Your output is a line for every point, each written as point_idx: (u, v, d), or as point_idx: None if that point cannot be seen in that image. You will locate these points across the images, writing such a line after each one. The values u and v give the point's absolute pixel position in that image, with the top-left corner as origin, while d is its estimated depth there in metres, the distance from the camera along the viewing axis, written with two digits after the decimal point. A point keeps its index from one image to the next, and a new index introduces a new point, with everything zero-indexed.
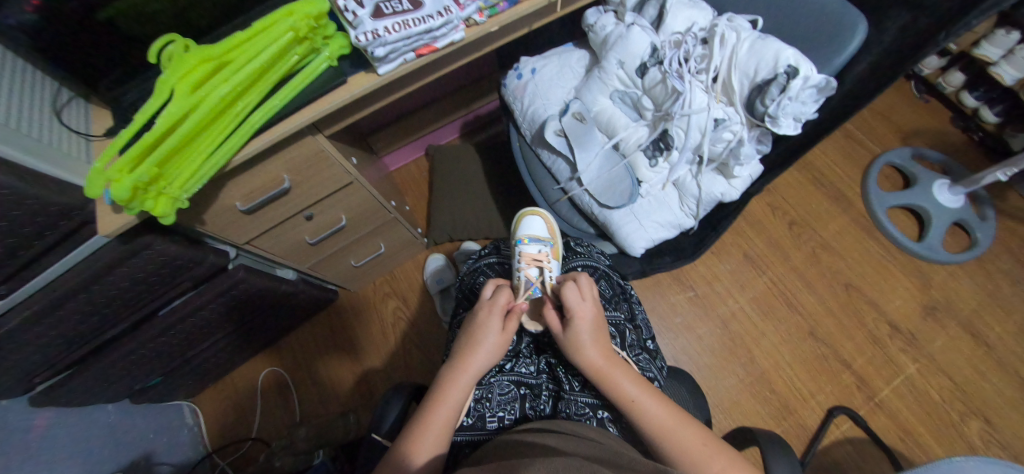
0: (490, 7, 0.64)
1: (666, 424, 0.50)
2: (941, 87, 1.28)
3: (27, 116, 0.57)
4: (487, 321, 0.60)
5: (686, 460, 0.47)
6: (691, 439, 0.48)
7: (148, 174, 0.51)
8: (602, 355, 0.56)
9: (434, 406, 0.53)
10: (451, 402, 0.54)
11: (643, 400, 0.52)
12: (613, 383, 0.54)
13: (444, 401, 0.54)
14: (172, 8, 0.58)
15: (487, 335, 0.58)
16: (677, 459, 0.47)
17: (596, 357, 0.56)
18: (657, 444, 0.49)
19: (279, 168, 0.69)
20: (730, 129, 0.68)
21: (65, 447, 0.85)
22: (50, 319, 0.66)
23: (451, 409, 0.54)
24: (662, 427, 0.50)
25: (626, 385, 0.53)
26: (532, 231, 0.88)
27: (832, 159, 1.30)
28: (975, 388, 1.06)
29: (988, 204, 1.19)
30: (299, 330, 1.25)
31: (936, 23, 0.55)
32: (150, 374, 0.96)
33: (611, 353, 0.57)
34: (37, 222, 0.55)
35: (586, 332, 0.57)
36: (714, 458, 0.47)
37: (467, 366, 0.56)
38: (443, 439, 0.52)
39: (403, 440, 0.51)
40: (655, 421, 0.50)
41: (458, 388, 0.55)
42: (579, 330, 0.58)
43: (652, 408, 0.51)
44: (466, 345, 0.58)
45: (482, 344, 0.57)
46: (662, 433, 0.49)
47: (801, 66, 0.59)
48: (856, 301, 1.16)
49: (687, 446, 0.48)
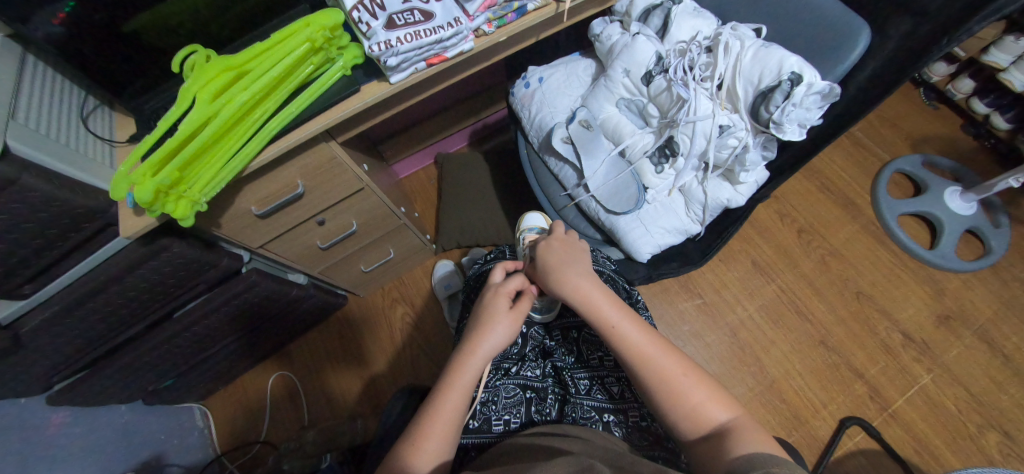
0: (498, 18, 0.66)
1: (647, 351, 0.51)
2: (951, 94, 1.27)
3: (57, 123, 0.60)
4: (499, 308, 0.57)
5: (664, 388, 0.48)
6: (670, 366, 0.49)
7: (170, 178, 0.53)
8: (585, 283, 0.57)
9: (444, 393, 0.52)
10: (460, 389, 0.52)
11: (623, 327, 0.52)
12: (596, 310, 0.54)
13: (455, 388, 0.52)
14: (193, 20, 0.61)
15: (497, 321, 0.56)
16: (655, 387, 0.48)
17: (579, 284, 0.57)
18: (636, 370, 0.50)
19: (294, 174, 0.72)
20: (736, 135, 0.68)
21: (79, 445, 0.87)
22: (70, 318, 0.68)
23: (461, 396, 0.52)
24: (641, 354, 0.50)
25: (608, 311, 0.54)
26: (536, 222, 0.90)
27: (841, 167, 1.30)
28: (992, 400, 1.04)
29: (1002, 211, 1.18)
30: (309, 335, 1.27)
31: (938, 29, 0.56)
32: (164, 375, 0.98)
33: (596, 282, 0.58)
34: (61, 224, 0.58)
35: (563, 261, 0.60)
36: (693, 387, 0.48)
37: (477, 351, 0.54)
38: (451, 429, 0.50)
39: (411, 428, 0.51)
40: (635, 349, 0.51)
41: (467, 374, 0.53)
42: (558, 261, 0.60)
43: (634, 334, 0.52)
44: (477, 331, 0.56)
45: (493, 331, 0.55)
46: (640, 360, 0.50)
47: (805, 73, 0.59)
48: (868, 309, 1.15)
49: (666, 374, 0.49)
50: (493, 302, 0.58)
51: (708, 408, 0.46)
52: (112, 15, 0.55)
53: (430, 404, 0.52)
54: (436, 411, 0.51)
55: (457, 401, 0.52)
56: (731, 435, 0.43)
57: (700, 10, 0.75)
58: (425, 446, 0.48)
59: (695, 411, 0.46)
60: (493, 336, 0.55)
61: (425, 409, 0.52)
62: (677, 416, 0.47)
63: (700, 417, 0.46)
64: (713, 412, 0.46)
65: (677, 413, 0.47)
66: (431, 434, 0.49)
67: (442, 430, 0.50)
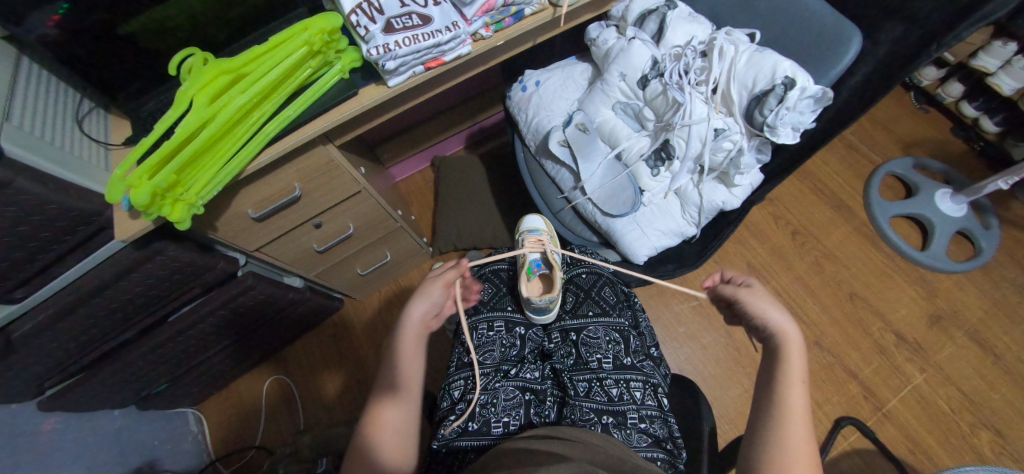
0: (496, 22, 0.66)
1: (798, 415, 0.45)
2: (940, 97, 1.29)
3: (50, 126, 0.60)
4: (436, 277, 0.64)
5: (778, 445, 0.44)
6: (802, 445, 0.44)
7: (166, 181, 0.53)
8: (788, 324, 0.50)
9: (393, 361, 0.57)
10: (409, 345, 0.57)
11: (792, 384, 0.47)
12: (782, 353, 0.49)
13: (404, 349, 0.57)
14: (189, 23, 0.61)
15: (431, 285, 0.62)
16: (770, 437, 0.45)
17: (789, 327, 0.50)
18: (766, 418, 0.46)
19: (291, 177, 0.71)
20: (730, 139, 0.69)
21: (71, 451, 0.86)
22: (63, 322, 0.68)
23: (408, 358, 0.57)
24: (787, 413, 0.45)
25: (792, 365, 0.48)
26: (535, 224, 0.95)
27: (833, 169, 1.31)
28: (984, 399, 1.05)
29: (991, 212, 1.20)
30: (305, 338, 1.26)
31: (926, 35, 0.57)
32: (157, 381, 0.97)
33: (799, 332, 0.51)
34: (54, 227, 0.57)
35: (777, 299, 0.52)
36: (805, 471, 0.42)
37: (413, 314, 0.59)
38: (409, 386, 0.55)
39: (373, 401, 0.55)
40: (783, 402, 0.46)
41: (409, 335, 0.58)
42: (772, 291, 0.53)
43: (798, 399, 0.46)
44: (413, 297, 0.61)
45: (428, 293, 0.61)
46: (780, 414, 0.46)
47: (798, 78, 0.60)
48: (861, 310, 1.16)
49: (790, 442, 0.44)
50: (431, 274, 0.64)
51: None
52: (106, 17, 0.55)
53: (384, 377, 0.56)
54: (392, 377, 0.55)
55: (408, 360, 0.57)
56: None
57: (694, 15, 0.76)
58: (386, 411, 0.53)
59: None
60: (424, 299, 0.61)
61: (381, 380, 0.56)
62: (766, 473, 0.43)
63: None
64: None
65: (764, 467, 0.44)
66: (391, 397, 0.54)
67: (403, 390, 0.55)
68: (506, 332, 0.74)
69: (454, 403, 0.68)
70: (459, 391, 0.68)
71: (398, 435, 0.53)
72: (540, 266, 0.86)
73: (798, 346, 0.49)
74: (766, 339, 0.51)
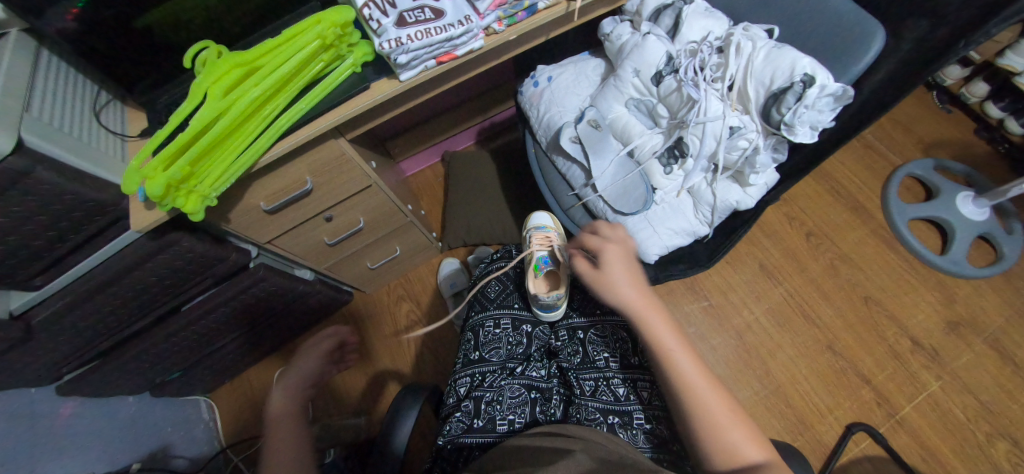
0: (509, 16, 0.65)
1: (695, 381, 0.51)
2: (965, 98, 1.25)
3: (69, 116, 0.60)
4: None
5: (706, 419, 0.48)
6: (716, 403, 0.49)
7: (181, 173, 0.53)
8: (637, 299, 0.58)
9: None
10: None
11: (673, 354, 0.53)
12: (649, 328, 0.56)
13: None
14: (203, 16, 0.61)
15: None
16: (695, 414, 0.49)
17: (638, 301, 0.57)
18: (682, 401, 0.50)
19: (303, 170, 0.72)
20: (746, 137, 0.68)
21: (87, 435, 0.88)
22: (80, 310, 0.69)
23: None
24: (691, 382, 0.51)
25: (665, 338, 0.54)
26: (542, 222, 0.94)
27: (851, 170, 1.28)
28: (1002, 408, 1.02)
29: (1015, 217, 1.16)
30: (314, 331, 1.27)
31: (954, 32, 0.55)
32: (170, 368, 0.99)
33: (650, 295, 0.59)
34: (72, 217, 0.58)
35: (625, 276, 0.59)
36: (734, 425, 0.48)
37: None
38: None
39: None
40: (681, 377, 0.51)
41: None
42: (616, 269, 0.60)
43: (686, 363, 0.52)
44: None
45: None
46: (689, 387, 0.50)
47: (818, 75, 0.59)
48: (877, 315, 1.13)
49: (710, 407, 0.49)
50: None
51: (745, 449, 0.46)
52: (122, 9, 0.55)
53: None
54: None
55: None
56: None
57: (711, 10, 0.74)
58: None
59: (731, 449, 0.46)
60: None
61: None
62: (713, 450, 0.47)
63: (738, 457, 0.46)
64: (751, 454, 0.46)
65: (710, 447, 0.47)
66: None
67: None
68: (513, 330, 0.74)
69: (461, 399, 0.68)
70: (465, 388, 0.69)
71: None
72: (546, 263, 0.83)
73: (655, 317, 0.56)
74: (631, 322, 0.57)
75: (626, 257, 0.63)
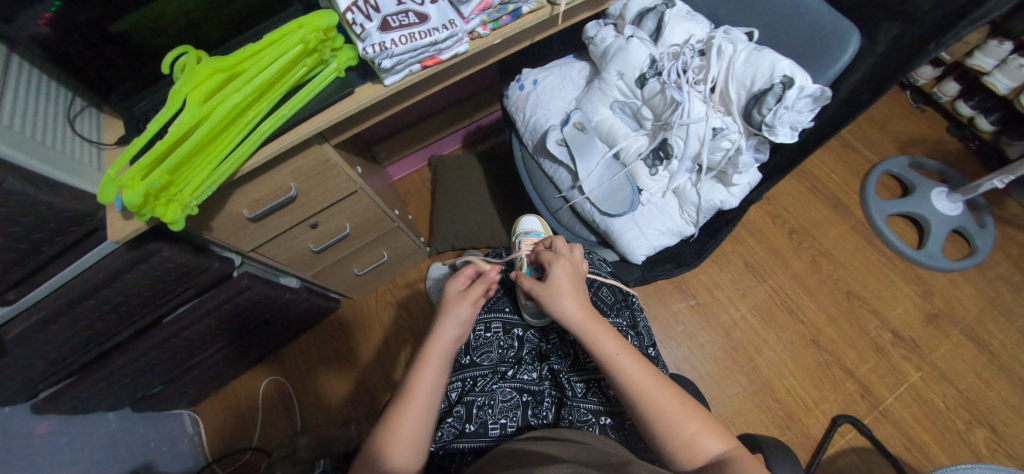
0: (493, 20, 0.66)
1: (644, 382, 0.51)
2: (936, 96, 1.29)
3: (41, 124, 0.59)
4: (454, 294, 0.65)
5: (660, 418, 0.49)
6: (666, 399, 0.50)
7: (159, 182, 0.52)
8: (579, 310, 0.58)
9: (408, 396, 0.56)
10: (432, 368, 0.58)
11: (619, 359, 0.53)
12: (593, 339, 0.55)
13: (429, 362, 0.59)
14: (181, 21, 0.60)
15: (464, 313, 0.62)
16: (650, 415, 0.49)
17: (581, 315, 0.57)
18: (635, 404, 0.51)
19: (288, 176, 0.71)
20: (728, 138, 0.69)
21: (66, 454, 0.85)
22: (56, 325, 0.67)
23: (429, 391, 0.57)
24: (640, 383, 0.51)
25: (608, 345, 0.55)
26: (532, 226, 0.94)
27: (830, 168, 1.32)
28: (979, 396, 1.06)
29: (987, 211, 1.20)
30: (301, 339, 1.25)
31: (925, 35, 0.57)
32: (153, 382, 0.96)
33: (591, 307, 0.59)
34: (45, 229, 0.56)
35: (569, 287, 0.60)
36: (688, 418, 0.49)
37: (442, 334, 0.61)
38: (429, 404, 0.56)
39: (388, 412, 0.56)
40: (631, 380, 0.52)
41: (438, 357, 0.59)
42: (562, 282, 0.60)
43: (633, 367, 0.53)
44: (438, 321, 0.63)
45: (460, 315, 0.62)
46: (638, 389, 0.51)
47: (796, 76, 0.60)
48: (858, 308, 1.16)
49: (661, 405, 0.49)
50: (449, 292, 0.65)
51: (703, 440, 0.47)
52: (98, 15, 0.54)
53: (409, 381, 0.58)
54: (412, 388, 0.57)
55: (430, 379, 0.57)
56: (727, 467, 0.44)
57: (693, 14, 0.75)
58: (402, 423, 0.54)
59: (689, 443, 0.47)
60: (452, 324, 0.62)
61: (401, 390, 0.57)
62: (674, 446, 0.47)
63: (697, 449, 0.47)
64: (708, 443, 0.47)
65: (671, 444, 0.48)
66: (411, 408, 0.55)
67: (419, 406, 0.55)
68: (503, 333, 0.73)
69: (452, 404, 0.68)
70: (456, 393, 0.69)
71: (414, 450, 0.54)
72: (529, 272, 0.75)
73: (597, 325, 0.57)
74: (576, 332, 0.57)
75: (573, 271, 0.63)
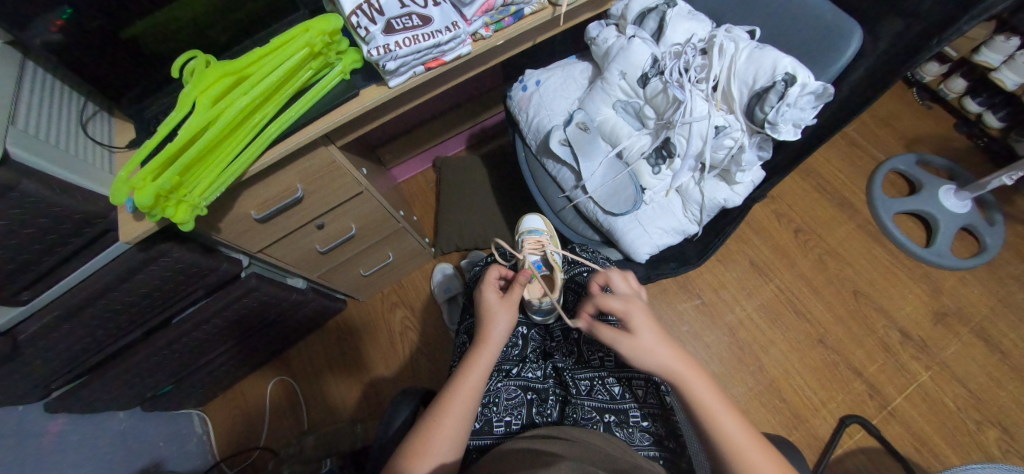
0: (495, 22, 0.67)
1: (746, 448, 0.45)
2: (943, 93, 1.28)
3: (55, 128, 0.60)
4: (494, 302, 0.65)
5: None
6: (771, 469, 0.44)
7: (170, 182, 0.53)
8: (674, 359, 0.50)
9: (447, 399, 0.55)
10: (477, 372, 0.58)
11: (719, 417, 0.47)
12: (691, 393, 0.49)
13: (476, 368, 0.58)
14: (191, 26, 0.62)
15: (502, 313, 0.63)
16: None
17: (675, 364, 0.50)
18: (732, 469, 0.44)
19: (294, 178, 0.72)
20: (731, 136, 0.69)
21: (77, 453, 0.86)
22: (69, 325, 0.69)
23: (469, 396, 0.56)
24: (742, 449, 0.45)
25: (704, 401, 0.48)
26: (533, 225, 0.95)
27: (836, 166, 1.31)
28: (990, 396, 1.04)
29: (996, 208, 1.19)
30: (308, 340, 1.27)
31: (928, 30, 0.57)
32: (163, 381, 0.97)
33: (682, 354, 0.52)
34: (59, 230, 0.57)
35: (657, 333, 0.52)
36: None
37: (489, 339, 0.61)
38: (470, 407, 0.55)
39: (429, 413, 0.55)
40: (731, 443, 0.45)
41: (482, 361, 0.59)
42: (649, 328, 0.52)
43: (734, 429, 0.46)
44: (482, 326, 0.63)
45: (498, 320, 0.62)
46: (738, 455, 0.44)
47: (799, 73, 0.60)
48: (865, 307, 1.15)
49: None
50: (486, 300, 0.65)
51: None
52: (113, 21, 0.56)
53: (450, 385, 0.57)
54: (456, 391, 0.56)
55: (473, 384, 0.57)
56: None
57: (694, 13, 0.76)
58: (444, 424, 0.53)
59: None
60: (497, 326, 0.62)
61: (443, 392, 0.57)
62: None
63: None
64: None
65: None
66: (453, 410, 0.54)
67: (463, 407, 0.55)
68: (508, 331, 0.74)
69: None
70: None
71: (452, 453, 0.52)
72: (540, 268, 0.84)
73: (692, 378, 0.49)
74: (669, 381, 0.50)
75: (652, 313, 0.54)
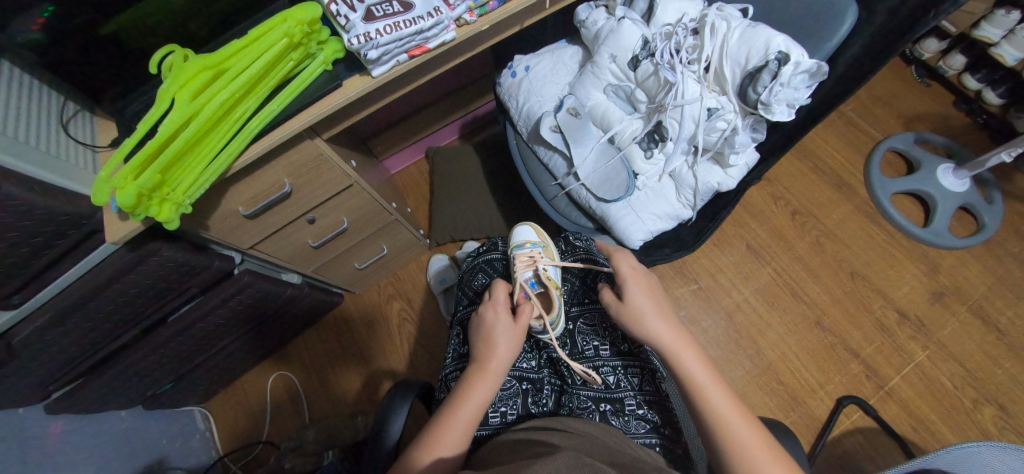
0: (480, 6, 0.65)
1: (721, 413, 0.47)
2: (942, 70, 1.26)
3: (35, 129, 0.59)
4: (499, 328, 0.62)
5: (742, 459, 0.43)
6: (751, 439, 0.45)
7: (152, 181, 0.52)
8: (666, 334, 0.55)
9: (443, 426, 0.53)
10: (475, 401, 0.55)
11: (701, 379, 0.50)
12: (680, 361, 0.53)
13: (473, 396, 0.55)
14: (168, 21, 0.60)
15: (505, 342, 0.60)
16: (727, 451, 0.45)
17: (670, 336, 0.55)
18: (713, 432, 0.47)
19: (281, 172, 0.71)
20: (724, 118, 0.68)
21: (80, 452, 0.87)
22: (61, 328, 0.68)
23: (464, 426, 0.53)
24: (724, 418, 0.47)
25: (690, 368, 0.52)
26: (523, 238, 0.84)
27: (833, 146, 1.29)
28: (988, 374, 1.04)
29: (994, 186, 1.18)
30: (306, 335, 1.27)
31: (926, 3, 0.55)
32: (162, 380, 0.98)
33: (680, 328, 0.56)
34: (45, 232, 0.57)
35: (649, 303, 0.58)
36: (773, 464, 0.43)
37: (490, 368, 0.58)
38: (464, 436, 0.53)
39: (423, 437, 0.53)
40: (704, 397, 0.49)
41: (480, 389, 0.56)
42: (639, 300, 0.58)
43: (721, 400, 0.48)
44: (485, 351, 0.60)
45: (500, 349, 0.59)
46: (720, 423, 0.46)
47: (791, 52, 0.59)
48: (862, 289, 1.15)
49: (748, 448, 0.44)
50: (490, 325, 0.62)
51: None
52: (87, 18, 0.54)
53: (447, 410, 0.55)
54: (451, 418, 0.53)
55: (470, 414, 0.54)
56: None
57: None
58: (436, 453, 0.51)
59: None
60: (500, 350, 0.59)
61: (439, 416, 0.54)
62: None
63: None
64: None
65: None
66: (445, 438, 0.52)
67: (457, 437, 0.52)
68: None
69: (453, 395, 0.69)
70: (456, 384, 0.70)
71: None
72: (534, 287, 0.75)
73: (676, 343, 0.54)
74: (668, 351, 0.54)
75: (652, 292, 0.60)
